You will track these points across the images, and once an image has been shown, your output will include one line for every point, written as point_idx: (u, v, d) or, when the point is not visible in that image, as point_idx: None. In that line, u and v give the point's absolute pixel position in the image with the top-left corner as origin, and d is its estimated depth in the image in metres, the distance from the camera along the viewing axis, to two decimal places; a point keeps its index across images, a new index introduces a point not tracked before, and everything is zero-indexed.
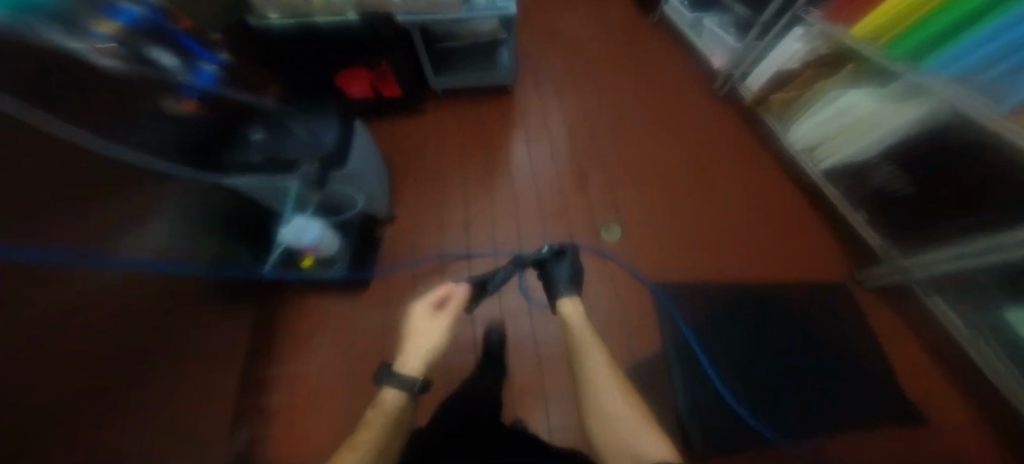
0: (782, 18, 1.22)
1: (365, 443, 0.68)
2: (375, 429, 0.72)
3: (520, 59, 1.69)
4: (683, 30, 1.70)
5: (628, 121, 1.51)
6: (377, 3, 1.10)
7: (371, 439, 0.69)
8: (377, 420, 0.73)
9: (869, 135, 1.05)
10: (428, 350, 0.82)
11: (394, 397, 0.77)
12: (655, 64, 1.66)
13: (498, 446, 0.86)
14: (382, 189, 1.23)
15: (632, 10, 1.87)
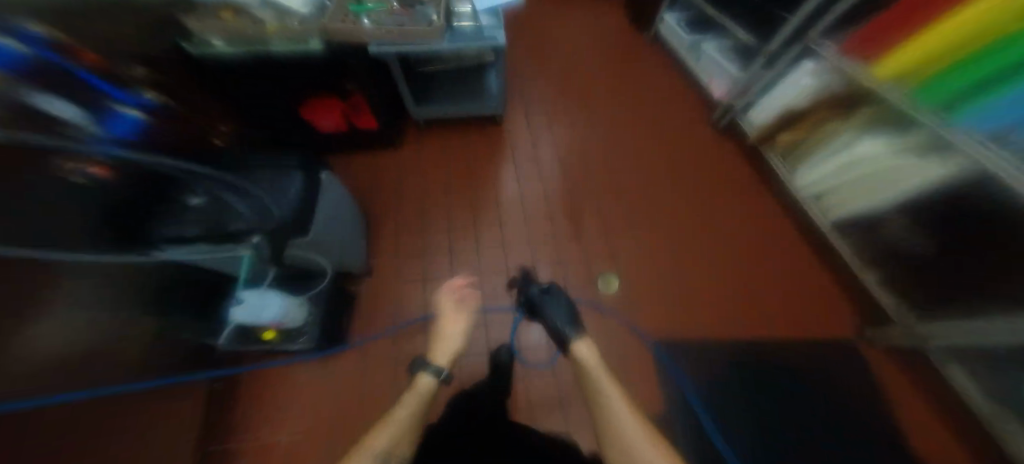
0: (793, 46, 1.12)
1: (392, 432, 0.61)
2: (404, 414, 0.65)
3: (511, 80, 1.59)
4: (682, 53, 1.60)
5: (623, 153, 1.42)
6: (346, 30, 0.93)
7: (400, 426, 0.62)
8: (413, 402, 0.67)
9: (887, 189, 0.96)
10: (454, 348, 0.81)
11: (428, 382, 0.73)
12: (651, 87, 1.58)
13: (499, 446, 0.78)
14: (355, 240, 1.11)
15: (628, 27, 1.79)
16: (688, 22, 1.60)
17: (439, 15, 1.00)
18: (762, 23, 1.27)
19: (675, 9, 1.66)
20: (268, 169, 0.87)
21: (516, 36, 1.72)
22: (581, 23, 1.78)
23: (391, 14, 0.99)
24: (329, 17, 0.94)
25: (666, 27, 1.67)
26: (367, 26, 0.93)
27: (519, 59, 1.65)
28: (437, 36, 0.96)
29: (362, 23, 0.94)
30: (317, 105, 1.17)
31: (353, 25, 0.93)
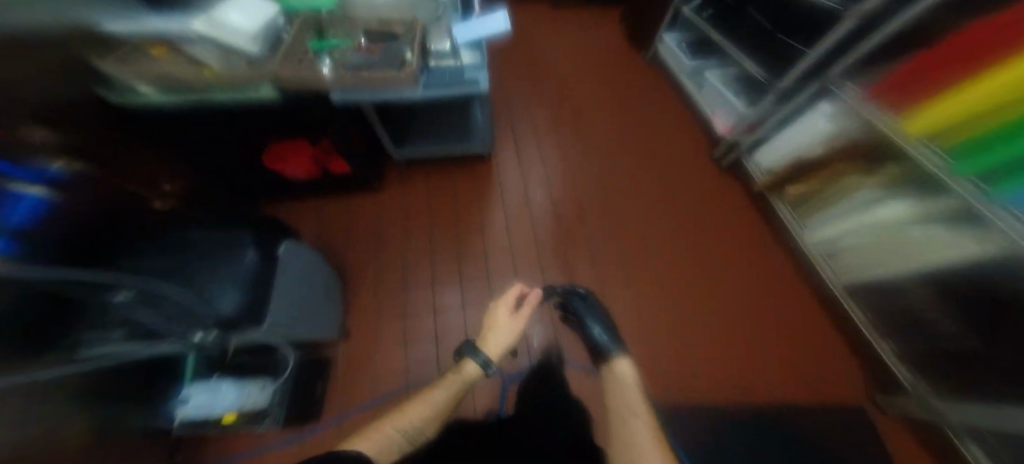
0: (809, 84, 1.02)
1: (402, 423, 0.73)
2: (423, 403, 0.78)
3: (501, 105, 1.48)
4: (683, 80, 1.49)
5: (619, 191, 1.32)
6: (299, 79, 0.80)
7: (416, 422, 0.74)
8: (439, 392, 0.81)
9: (913, 259, 0.88)
10: (503, 345, 0.88)
11: (468, 373, 0.85)
12: (650, 113, 1.48)
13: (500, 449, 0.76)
14: (325, 306, 1.00)
15: (627, 47, 1.70)
16: (690, 45, 1.49)
17: (412, 53, 0.87)
18: (770, 52, 1.17)
19: (676, 31, 1.56)
20: (216, 246, 0.74)
21: (508, 55, 1.61)
22: (577, 42, 1.68)
23: (356, 51, 0.87)
24: (283, 58, 0.82)
25: (666, 51, 1.57)
26: (329, 69, 0.82)
27: (511, 81, 1.54)
28: (410, 83, 0.83)
29: (324, 65, 0.83)
30: (282, 152, 1.03)
31: (311, 68, 0.81)
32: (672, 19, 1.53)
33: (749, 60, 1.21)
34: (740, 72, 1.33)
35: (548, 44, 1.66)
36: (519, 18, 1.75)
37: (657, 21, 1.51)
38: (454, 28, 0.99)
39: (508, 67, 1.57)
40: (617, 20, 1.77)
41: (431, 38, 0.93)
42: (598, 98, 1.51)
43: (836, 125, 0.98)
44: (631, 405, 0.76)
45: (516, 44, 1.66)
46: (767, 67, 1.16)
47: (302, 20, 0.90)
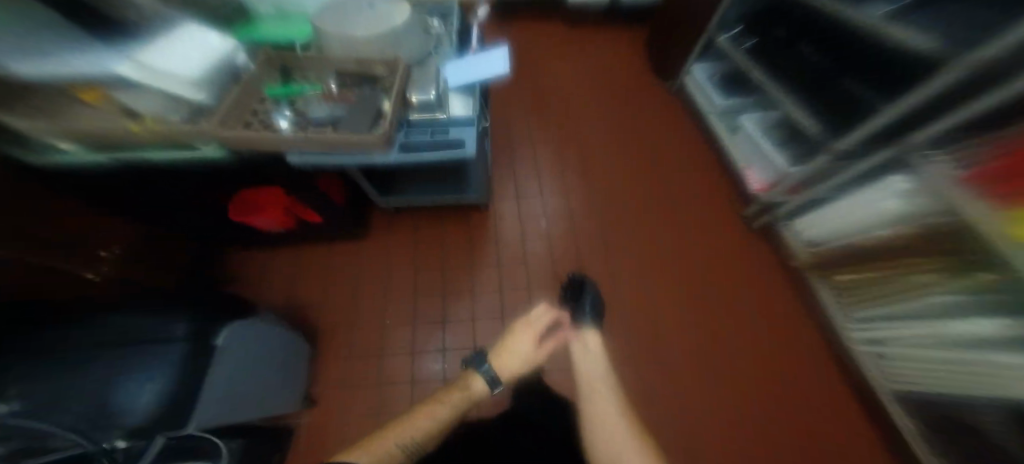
0: (881, 150, 0.83)
1: (404, 433, 0.61)
2: (424, 413, 0.64)
3: (508, 141, 1.37)
4: (712, 122, 1.32)
5: (629, 249, 1.19)
6: (254, 138, 0.66)
7: (411, 432, 0.61)
8: (444, 408, 0.67)
9: (977, 383, 0.71)
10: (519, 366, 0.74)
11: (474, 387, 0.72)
12: (671, 157, 1.35)
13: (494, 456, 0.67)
14: (285, 376, 0.87)
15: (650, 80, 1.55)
16: (723, 82, 1.31)
17: (389, 108, 0.73)
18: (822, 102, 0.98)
19: (707, 65, 1.38)
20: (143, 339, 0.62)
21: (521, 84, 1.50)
22: (595, 71, 1.55)
23: (324, 103, 0.74)
24: (234, 113, 0.68)
25: (695, 86, 1.40)
26: (286, 129, 0.69)
27: (521, 113, 1.43)
28: (380, 149, 0.69)
29: (279, 122, 0.70)
30: (248, 204, 0.92)
31: (265, 129, 0.68)
32: (705, 50, 1.35)
33: (797, 107, 1.02)
34: (782, 119, 1.15)
35: (564, 74, 1.54)
36: (534, 43, 1.63)
37: (686, 55, 1.35)
38: (444, 69, 0.84)
39: (519, 99, 1.46)
40: (641, 48, 1.62)
41: (415, 85, 0.79)
42: (613, 138, 1.38)
43: (911, 207, 0.80)
44: (603, 381, 0.67)
45: (529, 72, 1.54)
46: (823, 120, 0.97)
47: (262, 59, 0.76)
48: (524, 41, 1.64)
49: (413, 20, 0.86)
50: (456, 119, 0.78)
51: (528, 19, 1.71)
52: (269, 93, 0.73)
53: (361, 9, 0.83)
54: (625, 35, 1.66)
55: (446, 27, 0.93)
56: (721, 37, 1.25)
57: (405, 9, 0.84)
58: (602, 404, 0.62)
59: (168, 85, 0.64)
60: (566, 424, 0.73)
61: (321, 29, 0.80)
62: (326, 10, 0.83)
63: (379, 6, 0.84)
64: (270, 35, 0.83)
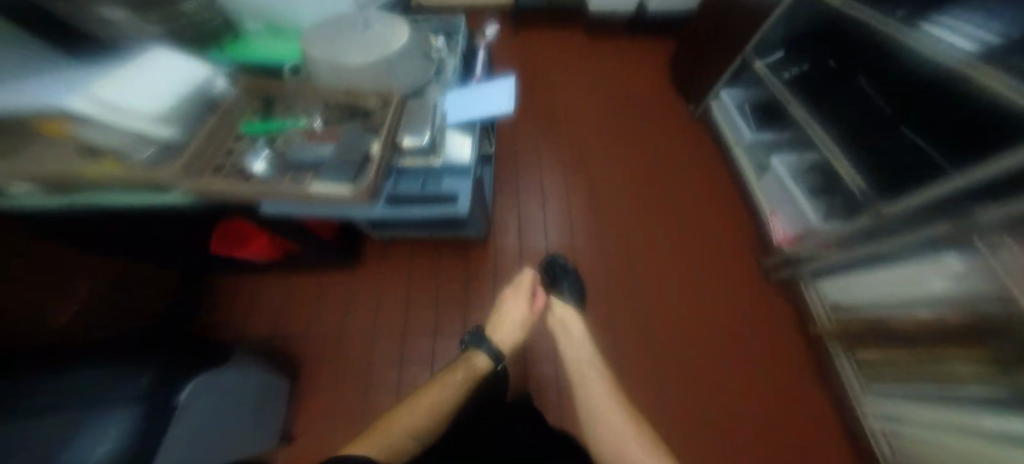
0: (939, 220, 0.69)
1: (407, 423, 0.60)
2: (433, 392, 0.67)
3: (517, 165, 1.33)
4: (738, 156, 1.22)
5: (631, 291, 1.14)
6: (218, 190, 0.58)
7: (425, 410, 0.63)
8: (453, 383, 0.70)
9: None
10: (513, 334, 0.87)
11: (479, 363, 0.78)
12: (686, 193, 1.29)
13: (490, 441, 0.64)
14: (258, 417, 0.83)
15: (672, 104, 1.47)
16: (756, 111, 1.18)
17: (377, 152, 0.66)
18: (866, 148, 0.84)
19: (740, 90, 1.25)
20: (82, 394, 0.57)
21: (536, 104, 1.46)
22: (613, 93, 1.49)
23: (305, 143, 0.66)
24: (204, 155, 0.60)
25: (723, 113, 1.29)
26: (263, 176, 0.62)
27: (533, 137, 1.39)
28: (364, 202, 0.63)
29: (255, 166, 0.62)
30: (235, 240, 0.87)
31: (240, 176, 0.61)
32: (739, 74, 1.22)
33: (834, 149, 0.89)
34: (817, 162, 1.03)
35: (580, 95, 1.49)
36: (553, 58, 1.57)
37: (713, 80, 1.26)
38: (444, 101, 0.77)
39: (534, 120, 1.43)
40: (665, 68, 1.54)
41: (407, 123, 0.70)
42: (626, 167, 1.33)
43: (964, 289, 0.69)
44: (588, 361, 0.78)
45: (545, 89, 1.49)
46: (861, 168, 0.83)
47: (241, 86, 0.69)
48: (543, 56, 1.58)
49: (414, 43, 0.75)
50: (451, 158, 0.71)
51: (548, 31, 1.64)
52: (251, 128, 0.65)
53: (353, 28, 0.72)
54: (649, 54, 1.57)
55: (451, 52, 0.85)
56: (757, 60, 1.11)
57: (404, 30, 0.73)
58: (592, 385, 0.72)
59: (130, 121, 0.54)
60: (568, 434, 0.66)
61: (307, 52, 0.70)
62: (315, 29, 0.74)
63: (374, 26, 0.73)
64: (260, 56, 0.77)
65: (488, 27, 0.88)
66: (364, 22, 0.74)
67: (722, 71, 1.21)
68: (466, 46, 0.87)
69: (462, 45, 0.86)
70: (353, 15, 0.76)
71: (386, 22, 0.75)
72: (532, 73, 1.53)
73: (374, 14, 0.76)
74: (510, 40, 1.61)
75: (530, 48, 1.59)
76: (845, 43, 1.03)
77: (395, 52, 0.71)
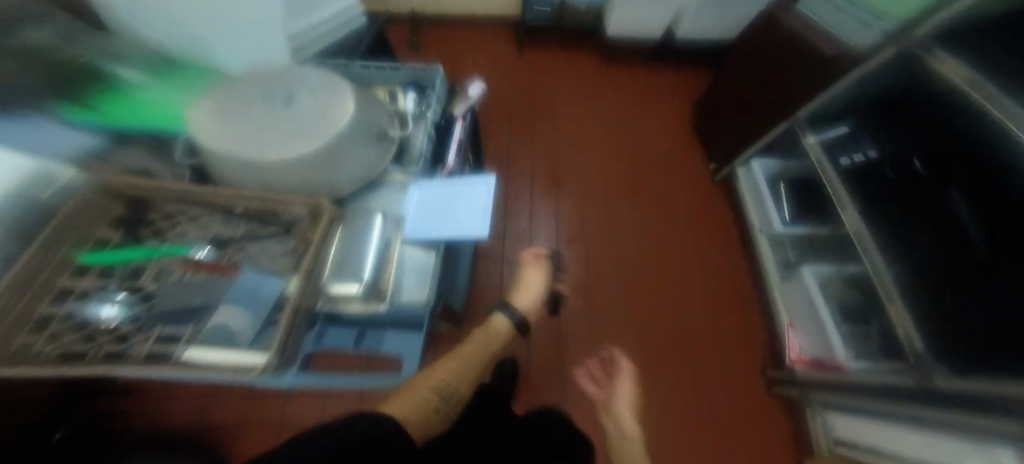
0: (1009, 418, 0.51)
1: (431, 383, 0.56)
2: (458, 366, 0.62)
3: (504, 217, 1.15)
4: (761, 243, 1.07)
5: (638, 353, 1.03)
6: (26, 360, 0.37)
7: (441, 379, 0.57)
8: (472, 358, 0.65)
9: None
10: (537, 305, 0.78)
11: (504, 331, 0.73)
12: (693, 267, 1.15)
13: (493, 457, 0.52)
14: None
15: (688, 153, 1.30)
16: (790, 196, 1.02)
17: (291, 298, 0.46)
18: (923, 286, 0.68)
19: (774, 162, 1.08)
20: None
21: (535, 142, 1.27)
22: (622, 135, 1.31)
23: (188, 277, 0.45)
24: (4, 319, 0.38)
25: (750, 185, 1.12)
26: (120, 334, 0.42)
27: (527, 183, 1.21)
28: (275, 372, 0.45)
29: (104, 316, 0.41)
30: None
31: (79, 339, 0.40)
32: (776, 144, 1.05)
33: (885, 266, 0.73)
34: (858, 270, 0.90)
35: (586, 134, 1.30)
36: (557, 85, 1.37)
37: (748, 135, 1.08)
38: (404, 205, 0.58)
39: (531, 162, 1.24)
40: (683, 110, 1.37)
41: (342, 253, 0.51)
42: (630, 231, 1.18)
43: None
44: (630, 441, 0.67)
45: (546, 124, 1.30)
46: (919, 310, 0.67)
47: (87, 188, 0.43)
48: (547, 82, 1.37)
49: (361, 123, 0.54)
50: (407, 285, 0.55)
51: (554, 53, 1.42)
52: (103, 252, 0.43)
53: (271, 100, 0.50)
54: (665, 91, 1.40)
55: (421, 119, 0.64)
56: (809, 136, 0.93)
57: (349, 112, 0.51)
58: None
59: None
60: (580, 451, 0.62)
61: (196, 133, 0.48)
62: (220, 92, 0.52)
63: (302, 97, 0.51)
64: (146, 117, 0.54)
65: (471, 86, 0.68)
66: (289, 90, 0.51)
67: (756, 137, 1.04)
68: (447, 104, 0.68)
69: (436, 110, 0.65)
70: (279, 74, 0.54)
71: (321, 91, 0.52)
72: (532, 102, 1.33)
73: (308, 76, 0.53)
74: (508, 62, 1.40)
75: (532, 72, 1.38)
76: (918, 108, 0.81)
77: (330, 145, 0.49)
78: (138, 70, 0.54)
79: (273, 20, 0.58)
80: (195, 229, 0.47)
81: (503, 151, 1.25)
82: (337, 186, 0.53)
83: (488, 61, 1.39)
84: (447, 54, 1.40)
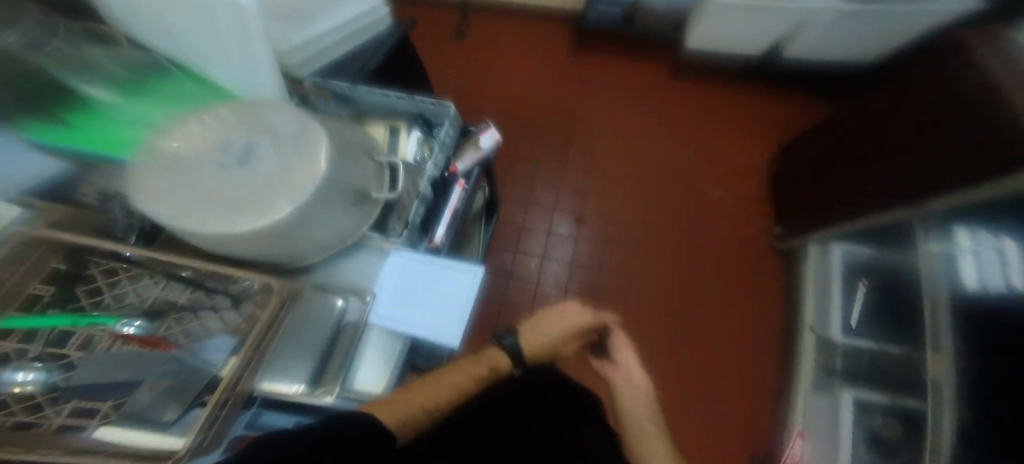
0: None
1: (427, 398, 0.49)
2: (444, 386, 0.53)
3: (514, 253, 1.09)
4: (805, 342, 0.94)
5: (647, 338, 1.03)
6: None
7: (433, 392, 0.51)
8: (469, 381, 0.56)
9: None
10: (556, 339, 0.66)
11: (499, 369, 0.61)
12: (718, 339, 1.04)
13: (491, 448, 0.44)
14: None
15: (751, 206, 1.15)
16: (868, 302, 0.89)
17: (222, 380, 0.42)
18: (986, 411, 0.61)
19: (861, 254, 0.93)
20: None
21: (563, 173, 1.17)
22: (676, 172, 1.18)
23: (115, 349, 0.40)
24: None
25: (822, 273, 0.98)
26: (33, 402, 0.38)
27: (547, 216, 1.12)
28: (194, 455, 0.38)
29: (20, 382, 0.37)
30: None
31: None
32: (871, 229, 0.89)
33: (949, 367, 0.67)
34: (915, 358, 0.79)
35: (632, 160, 1.19)
36: (612, 103, 1.25)
37: (835, 210, 0.92)
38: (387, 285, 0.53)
39: (554, 194, 1.15)
40: (755, 153, 1.21)
41: (291, 333, 0.46)
42: (655, 282, 1.08)
43: None
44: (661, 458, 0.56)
45: (587, 150, 1.20)
46: (970, 413, 0.63)
47: (21, 235, 0.37)
48: (600, 99, 1.26)
49: (333, 191, 0.44)
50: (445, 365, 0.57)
51: (615, 62, 1.30)
52: (34, 311, 0.38)
53: (225, 158, 0.41)
54: (738, 125, 1.24)
55: (416, 170, 0.54)
56: (930, 238, 0.79)
57: (309, 189, 0.40)
58: None
59: None
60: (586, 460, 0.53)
61: (134, 190, 0.40)
62: (175, 132, 0.43)
63: (263, 155, 0.41)
64: (104, 141, 0.47)
65: (485, 136, 0.59)
66: (249, 144, 0.42)
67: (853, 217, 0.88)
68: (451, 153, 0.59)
69: (437, 163, 0.54)
70: (247, 114, 0.44)
71: (289, 145, 0.42)
72: (576, 118, 1.23)
73: (276, 121, 0.43)
74: (560, 70, 1.29)
75: (585, 85, 1.27)
76: None
77: (284, 226, 0.40)
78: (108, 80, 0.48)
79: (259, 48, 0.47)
80: (139, 293, 0.44)
81: (526, 177, 1.17)
82: (300, 255, 0.46)
83: (536, 67, 1.29)
84: (487, 57, 1.30)
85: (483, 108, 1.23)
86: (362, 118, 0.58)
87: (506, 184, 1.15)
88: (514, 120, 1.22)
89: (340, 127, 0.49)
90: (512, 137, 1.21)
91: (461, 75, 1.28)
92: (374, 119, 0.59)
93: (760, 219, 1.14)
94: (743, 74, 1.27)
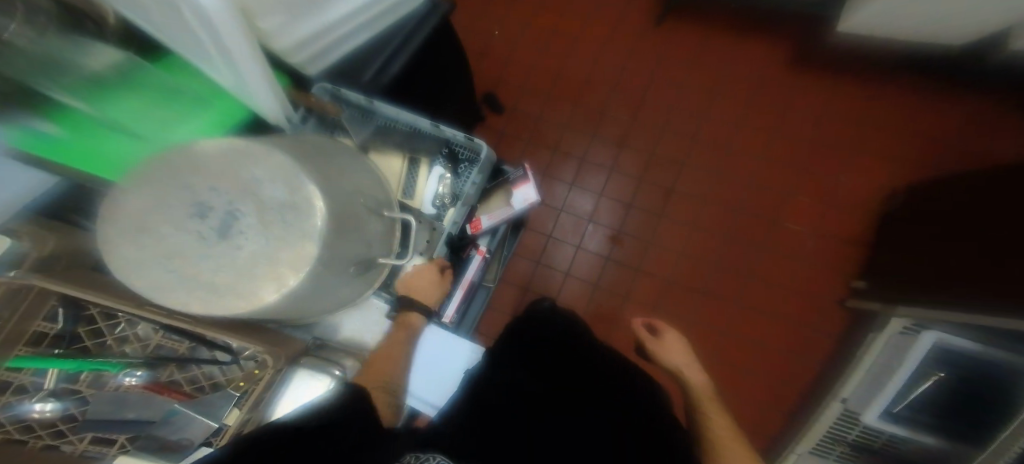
0: None
1: (397, 379, 0.48)
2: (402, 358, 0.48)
3: (537, 264, 1.02)
4: (828, 411, 0.81)
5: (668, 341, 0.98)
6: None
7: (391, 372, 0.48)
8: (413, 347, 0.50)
9: None
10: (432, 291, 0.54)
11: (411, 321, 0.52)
12: (738, 382, 0.96)
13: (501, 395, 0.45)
14: None
15: (824, 245, 0.99)
16: (929, 394, 0.71)
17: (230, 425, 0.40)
18: None
19: (961, 345, 0.67)
20: None
21: (608, 176, 1.05)
22: (741, 190, 1.02)
23: (121, 392, 0.41)
24: None
25: (896, 350, 0.76)
26: (58, 429, 0.38)
27: (579, 228, 1.02)
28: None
29: (38, 411, 0.37)
30: None
31: (18, 431, 0.36)
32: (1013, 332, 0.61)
33: None
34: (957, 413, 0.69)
35: (701, 159, 1.04)
36: (680, 95, 1.07)
37: (917, 289, 0.77)
38: (399, 365, 0.48)
39: (593, 201, 1.04)
40: (848, 177, 1.00)
41: (272, 392, 0.44)
42: (687, 310, 0.98)
43: None
44: (700, 390, 0.55)
45: (643, 150, 1.05)
46: None
47: (11, 283, 0.34)
48: (670, 84, 1.08)
49: (334, 264, 0.38)
50: (414, 391, 0.61)
51: (705, 40, 1.10)
52: (41, 348, 0.38)
53: (201, 227, 0.33)
54: (832, 135, 1.03)
55: (431, 226, 0.55)
56: None
57: (299, 275, 0.34)
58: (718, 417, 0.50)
59: None
60: (608, 388, 0.53)
61: (106, 253, 0.34)
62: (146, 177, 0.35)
63: (245, 228, 0.33)
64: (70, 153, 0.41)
65: (528, 193, 0.69)
66: (228, 208, 0.33)
67: (934, 301, 0.72)
68: (476, 207, 0.67)
69: (456, 220, 0.57)
70: (222, 163, 0.34)
71: (279, 220, 0.34)
72: (636, 108, 1.07)
73: (258, 179, 0.34)
74: (628, 42, 1.11)
75: (653, 67, 1.09)
76: None
77: (267, 308, 0.34)
78: (107, 60, 0.39)
79: (243, 65, 0.35)
80: (137, 338, 0.45)
81: (565, 177, 1.05)
82: (301, 318, 0.45)
83: (602, 36, 1.12)
84: (554, 19, 1.14)
85: (530, 85, 1.11)
86: (381, 136, 0.56)
87: (542, 186, 1.04)
88: (567, 99, 1.09)
89: (338, 172, 0.40)
90: (561, 122, 1.08)
91: (511, 35, 1.14)
92: (385, 149, 0.56)
93: (832, 266, 0.97)
94: (850, 67, 1.05)
